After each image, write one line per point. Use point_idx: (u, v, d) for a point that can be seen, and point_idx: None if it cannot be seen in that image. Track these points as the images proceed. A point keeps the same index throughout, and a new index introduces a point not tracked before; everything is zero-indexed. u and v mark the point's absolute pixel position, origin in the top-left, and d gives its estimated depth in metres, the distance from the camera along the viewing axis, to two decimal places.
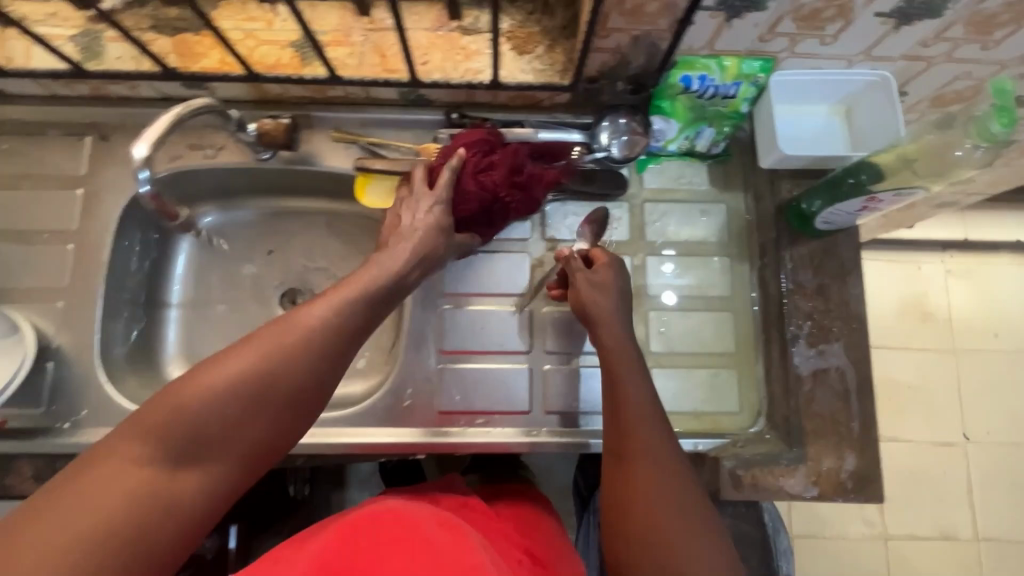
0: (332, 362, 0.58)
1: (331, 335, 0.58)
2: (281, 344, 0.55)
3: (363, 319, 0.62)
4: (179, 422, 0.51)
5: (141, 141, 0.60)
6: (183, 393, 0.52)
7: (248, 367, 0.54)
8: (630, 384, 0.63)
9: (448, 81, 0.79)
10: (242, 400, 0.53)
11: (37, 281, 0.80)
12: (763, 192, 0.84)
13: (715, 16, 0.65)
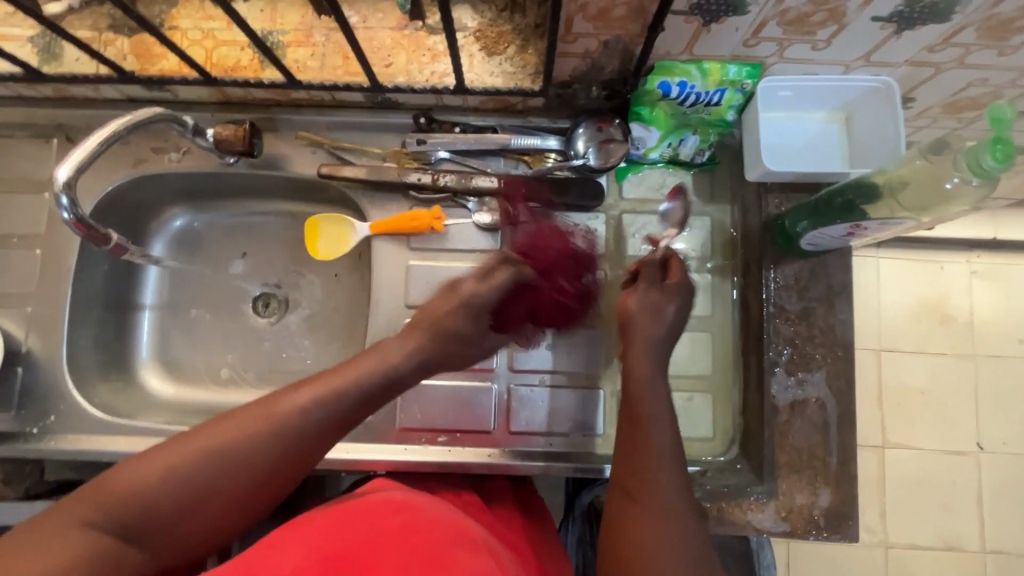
0: (297, 462, 0.57)
1: (303, 436, 0.56)
2: (252, 438, 0.54)
3: (353, 410, 0.59)
4: (135, 503, 0.51)
5: (63, 165, 0.58)
6: (151, 467, 0.52)
7: (219, 454, 0.53)
8: (657, 415, 0.60)
9: (412, 85, 0.74)
10: (201, 490, 0.53)
11: (7, 286, 0.80)
12: (750, 206, 0.78)
13: (691, 20, 0.59)
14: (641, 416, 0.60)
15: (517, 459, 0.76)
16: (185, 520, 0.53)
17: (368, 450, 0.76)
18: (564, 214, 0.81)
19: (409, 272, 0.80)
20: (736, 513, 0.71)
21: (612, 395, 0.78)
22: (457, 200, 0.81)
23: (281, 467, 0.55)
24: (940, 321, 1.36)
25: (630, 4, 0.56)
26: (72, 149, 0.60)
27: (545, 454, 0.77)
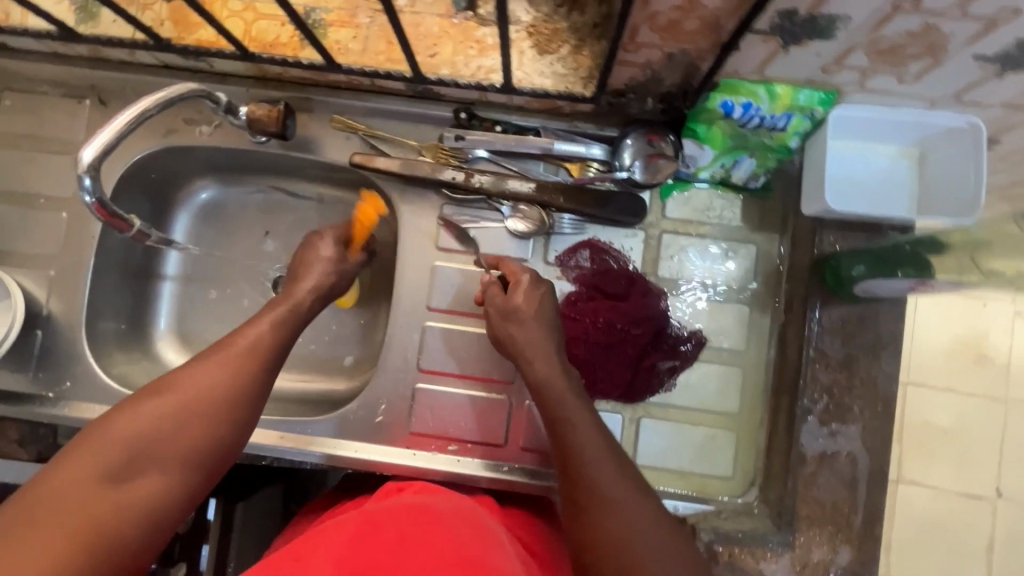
0: (269, 371, 0.59)
1: (264, 346, 0.60)
2: (223, 355, 0.58)
3: (294, 333, 0.65)
4: (127, 434, 0.51)
5: (89, 147, 0.55)
6: (137, 410, 0.52)
7: (190, 385, 0.55)
8: (575, 418, 0.56)
9: (456, 80, 0.70)
10: (184, 417, 0.53)
11: (32, 247, 0.79)
12: (801, 240, 0.73)
13: (768, 41, 0.53)
14: (557, 420, 0.57)
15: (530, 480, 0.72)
16: (180, 440, 0.53)
17: (374, 451, 0.74)
18: (602, 228, 0.77)
19: (433, 273, 0.77)
20: (748, 560, 0.68)
21: (632, 422, 0.74)
22: (491, 203, 0.77)
23: (255, 386, 0.58)
24: (975, 360, 1.24)
25: (704, 19, 0.51)
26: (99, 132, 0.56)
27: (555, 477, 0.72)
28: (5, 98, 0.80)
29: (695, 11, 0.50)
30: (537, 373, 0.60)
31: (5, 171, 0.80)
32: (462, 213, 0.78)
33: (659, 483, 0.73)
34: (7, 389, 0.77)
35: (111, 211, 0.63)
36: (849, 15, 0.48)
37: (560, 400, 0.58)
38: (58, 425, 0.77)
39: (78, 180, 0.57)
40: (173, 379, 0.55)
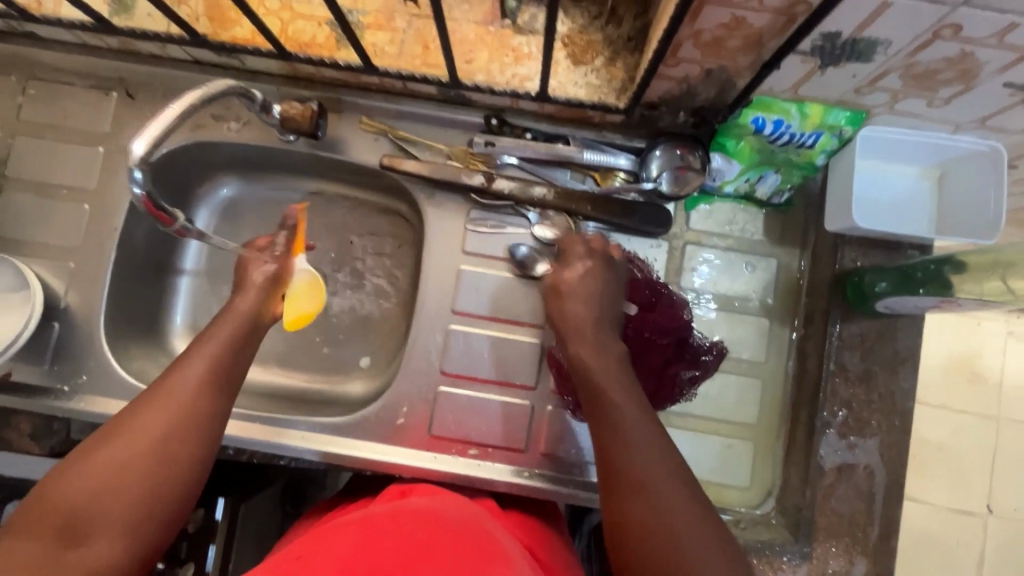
0: (207, 406, 0.57)
1: (199, 383, 0.57)
2: (151, 403, 0.55)
3: (237, 361, 0.62)
4: (64, 504, 0.50)
5: (142, 138, 0.55)
6: (72, 477, 0.51)
7: (127, 442, 0.53)
8: (621, 406, 0.55)
9: (491, 87, 0.71)
10: (126, 476, 0.52)
11: (52, 238, 0.79)
12: (822, 256, 0.74)
13: (807, 61, 0.55)
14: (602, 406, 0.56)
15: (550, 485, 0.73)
16: (120, 499, 0.51)
17: (399, 453, 0.75)
18: (627, 237, 0.78)
19: (459, 277, 0.77)
20: (766, 570, 0.69)
21: None
22: (518, 209, 0.78)
23: (197, 429, 0.56)
24: (970, 379, 1.26)
25: (748, 37, 0.52)
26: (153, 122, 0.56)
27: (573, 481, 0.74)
28: (31, 87, 0.80)
29: (741, 29, 0.51)
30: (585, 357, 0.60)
31: (27, 160, 0.79)
32: (489, 218, 0.78)
33: None
34: (20, 380, 0.76)
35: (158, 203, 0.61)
36: (889, 40, 0.50)
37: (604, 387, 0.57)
38: (73, 419, 0.75)
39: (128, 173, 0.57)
40: (106, 438, 0.53)
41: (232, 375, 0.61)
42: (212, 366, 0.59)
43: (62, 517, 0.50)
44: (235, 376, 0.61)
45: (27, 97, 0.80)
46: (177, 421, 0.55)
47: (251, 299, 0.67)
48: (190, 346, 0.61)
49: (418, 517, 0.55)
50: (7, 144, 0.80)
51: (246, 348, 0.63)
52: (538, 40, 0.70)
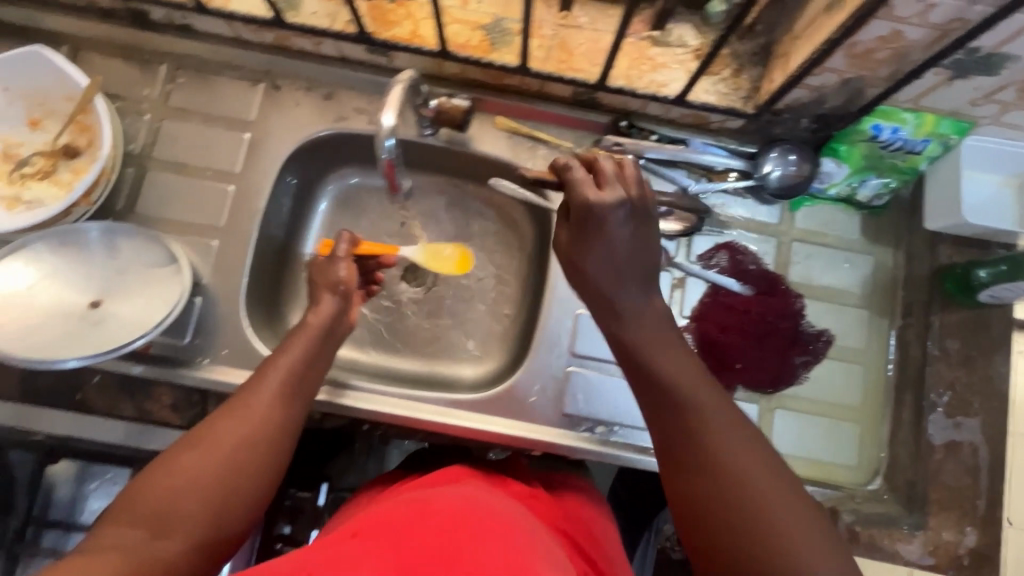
0: (291, 411, 0.60)
1: (286, 386, 0.60)
2: (241, 406, 0.57)
3: (316, 373, 0.65)
4: (154, 497, 0.49)
5: (391, 109, 0.64)
6: (166, 471, 0.51)
7: (213, 446, 0.54)
8: (687, 387, 0.55)
9: (633, 90, 0.78)
10: (207, 481, 0.52)
11: (196, 217, 0.82)
12: (918, 253, 0.82)
13: (940, 73, 0.64)
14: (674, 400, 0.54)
15: None
16: (212, 494, 0.51)
17: (533, 429, 0.78)
18: (742, 233, 0.84)
19: None
20: (886, 541, 0.75)
21: (767, 411, 0.79)
22: None
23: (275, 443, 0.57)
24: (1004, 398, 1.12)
25: (898, 50, 0.62)
26: (388, 96, 0.65)
27: None
28: (180, 76, 0.85)
29: (894, 42, 0.61)
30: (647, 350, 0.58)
31: (172, 143, 0.83)
32: None
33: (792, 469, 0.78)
34: (158, 353, 0.76)
35: (394, 164, 0.69)
36: (1020, 56, 0.59)
37: (671, 375, 0.56)
38: (213, 390, 0.77)
39: (380, 145, 0.65)
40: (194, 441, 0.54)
41: (305, 395, 0.62)
42: (289, 378, 0.61)
43: (151, 509, 0.49)
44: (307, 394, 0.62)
45: (176, 85, 0.85)
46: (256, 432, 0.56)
47: (325, 316, 0.67)
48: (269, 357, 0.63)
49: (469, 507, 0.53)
50: (155, 128, 0.83)
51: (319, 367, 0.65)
52: (673, 51, 0.78)
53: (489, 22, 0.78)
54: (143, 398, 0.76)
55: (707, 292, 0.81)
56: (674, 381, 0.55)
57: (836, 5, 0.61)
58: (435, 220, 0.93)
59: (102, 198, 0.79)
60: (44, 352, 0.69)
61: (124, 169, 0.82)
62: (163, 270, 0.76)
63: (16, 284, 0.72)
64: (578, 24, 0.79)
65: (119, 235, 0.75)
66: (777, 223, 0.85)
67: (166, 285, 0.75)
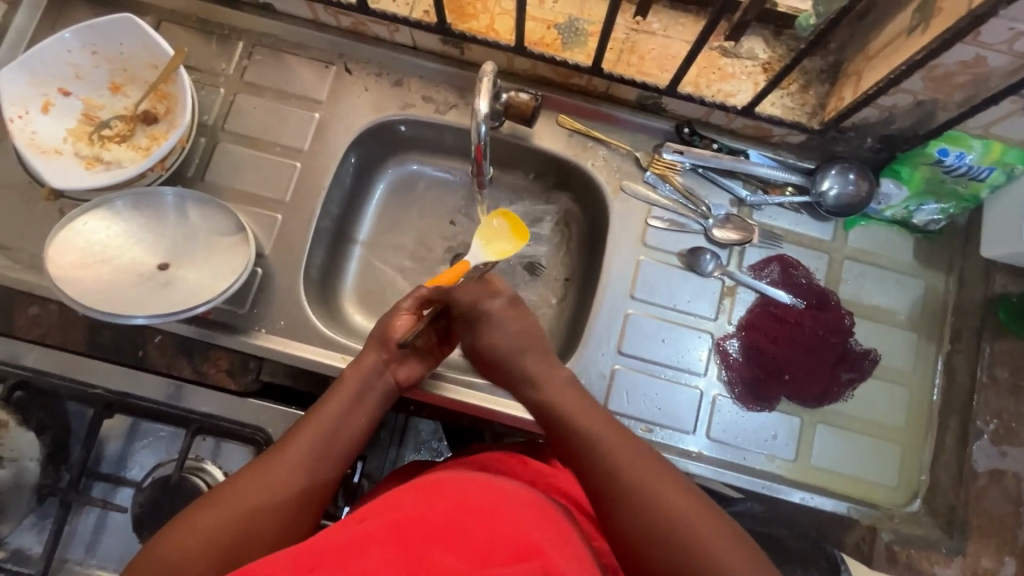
0: (318, 468, 0.62)
1: (316, 444, 0.62)
2: (269, 464, 0.60)
3: (351, 433, 0.66)
4: (175, 547, 0.52)
5: (484, 97, 0.64)
6: (188, 526, 0.54)
7: (238, 501, 0.56)
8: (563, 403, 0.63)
9: (701, 98, 0.79)
10: (225, 529, 0.54)
11: (262, 190, 0.84)
12: (970, 279, 0.83)
13: (1016, 103, 0.65)
14: (574, 447, 0.59)
15: (720, 467, 0.78)
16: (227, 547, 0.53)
17: None
18: (794, 246, 0.84)
19: (638, 267, 0.84)
20: (922, 563, 0.77)
21: (809, 425, 0.80)
22: (698, 212, 0.85)
23: (298, 496, 0.59)
24: None
25: (977, 75, 0.63)
26: (479, 85, 0.65)
27: (739, 466, 0.78)
28: (256, 53, 0.87)
29: (975, 68, 0.62)
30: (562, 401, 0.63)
31: (244, 116, 0.86)
32: (671, 217, 0.85)
33: (833, 485, 0.78)
34: (217, 319, 0.79)
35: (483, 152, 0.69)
36: None
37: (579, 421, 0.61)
38: (267, 358, 0.79)
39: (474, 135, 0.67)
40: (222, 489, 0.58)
41: (337, 449, 0.64)
42: (323, 431, 0.64)
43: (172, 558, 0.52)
44: (338, 452, 0.64)
45: (252, 61, 0.87)
46: (278, 484, 0.59)
47: (363, 374, 0.69)
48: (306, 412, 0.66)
49: (471, 484, 0.53)
50: (229, 101, 0.86)
51: (354, 423, 0.66)
52: (743, 63, 0.80)
53: (564, 22, 0.80)
54: (201, 360, 0.80)
55: (757, 302, 0.82)
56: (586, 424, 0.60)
57: (918, 28, 0.63)
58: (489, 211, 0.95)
59: (175, 164, 0.81)
60: (116, 306, 0.72)
61: (198, 138, 0.85)
62: (229, 239, 0.78)
63: (92, 240, 0.74)
64: (651, 30, 0.81)
65: (189, 202, 0.78)
66: (829, 240, 0.85)
67: (232, 253, 0.77)
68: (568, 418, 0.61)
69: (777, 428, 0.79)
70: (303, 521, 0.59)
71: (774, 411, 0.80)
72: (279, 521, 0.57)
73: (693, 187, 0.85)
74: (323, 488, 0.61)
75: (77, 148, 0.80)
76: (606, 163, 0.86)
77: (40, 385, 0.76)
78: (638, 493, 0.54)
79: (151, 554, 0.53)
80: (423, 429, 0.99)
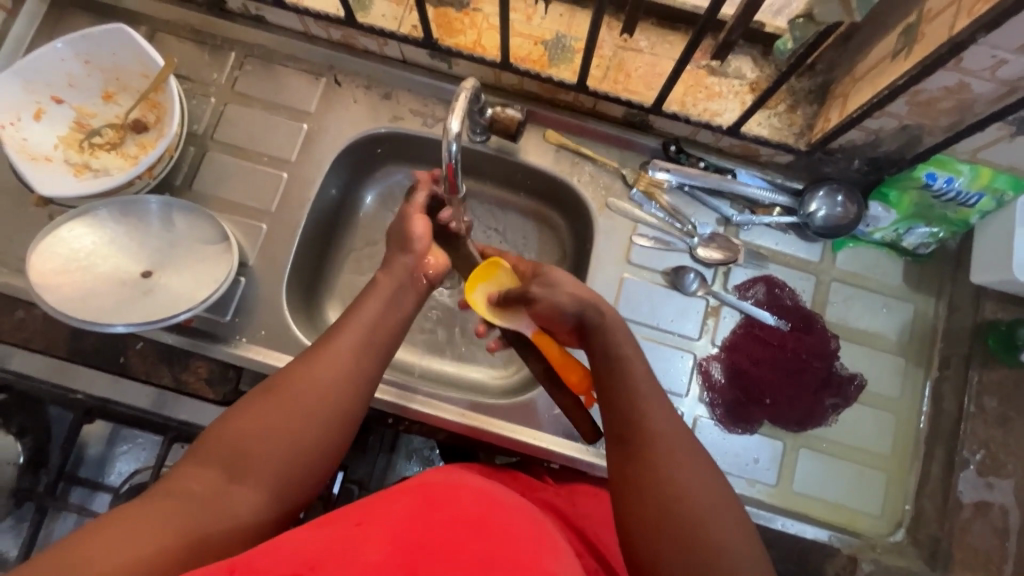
0: (364, 362, 0.60)
1: (361, 337, 0.61)
2: (317, 355, 0.59)
3: (394, 331, 0.65)
4: (232, 443, 0.52)
5: (456, 116, 0.64)
6: (241, 422, 0.54)
7: (290, 393, 0.56)
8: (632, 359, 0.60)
9: (686, 116, 0.79)
10: (283, 420, 0.54)
11: (248, 199, 0.84)
12: (960, 305, 0.81)
13: (1003, 129, 0.63)
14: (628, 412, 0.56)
15: None
16: (285, 444, 0.53)
17: (555, 443, 0.78)
18: (781, 267, 0.83)
19: (621, 284, 0.83)
20: None
21: (792, 449, 0.79)
22: (683, 231, 0.84)
23: (326, 419, 0.56)
24: None
25: (962, 101, 0.62)
26: (454, 104, 0.65)
27: None
28: (247, 64, 0.88)
29: (959, 93, 0.61)
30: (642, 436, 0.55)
31: (233, 126, 0.86)
32: (656, 235, 0.84)
33: (813, 511, 0.77)
34: (198, 328, 0.79)
35: (456, 169, 0.67)
36: None
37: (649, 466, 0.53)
38: (246, 367, 0.79)
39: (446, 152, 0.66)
40: (246, 408, 0.55)
41: (367, 372, 0.60)
42: (348, 345, 0.60)
43: (228, 454, 0.52)
44: (384, 344, 0.63)
45: (243, 72, 0.88)
46: (305, 406, 0.55)
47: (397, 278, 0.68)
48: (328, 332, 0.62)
49: (465, 495, 0.54)
50: (219, 111, 0.87)
51: (382, 343, 0.63)
52: (730, 83, 0.79)
53: (551, 39, 0.80)
54: (180, 368, 0.79)
55: (742, 323, 0.81)
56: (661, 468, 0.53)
57: (903, 52, 0.62)
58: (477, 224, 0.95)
59: (163, 173, 0.82)
60: (95, 316, 0.72)
61: (186, 147, 0.86)
62: (213, 248, 0.78)
63: (77, 247, 0.75)
64: (638, 47, 0.80)
65: (176, 211, 0.79)
66: (817, 262, 0.84)
67: (215, 262, 0.77)
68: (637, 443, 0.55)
69: (758, 452, 0.78)
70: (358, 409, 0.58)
71: (756, 434, 0.79)
72: (332, 416, 0.56)
73: (679, 205, 0.85)
74: (374, 378, 0.61)
75: (67, 155, 0.81)
76: (592, 179, 0.85)
77: (22, 388, 0.78)
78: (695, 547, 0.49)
79: (206, 447, 0.53)
80: (416, 438, 0.95)
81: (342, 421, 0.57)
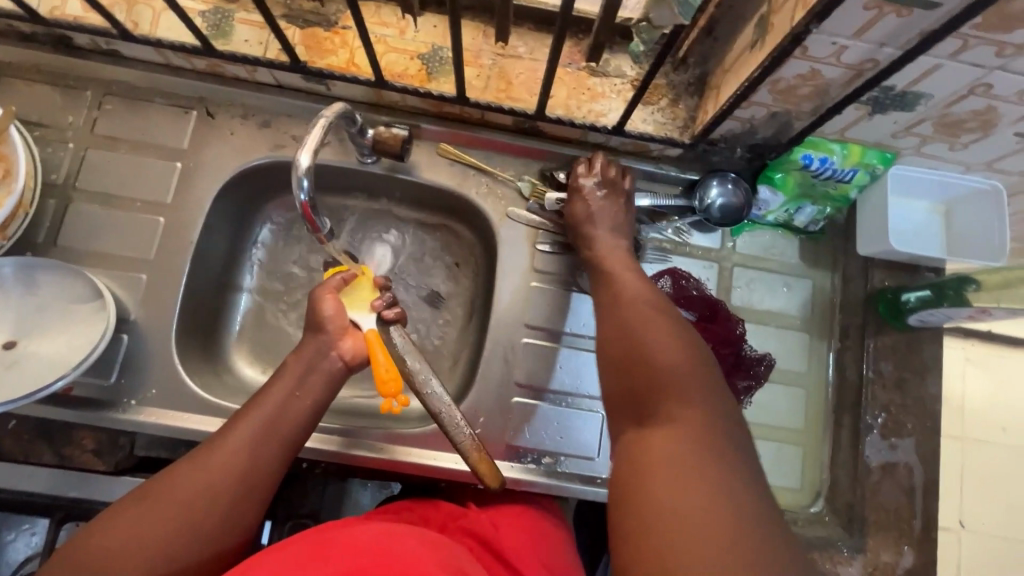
0: (260, 457, 0.57)
1: (262, 428, 0.58)
2: (213, 450, 0.55)
3: (307, 421, 0.61)
4: (95, 552, 0.47)
5: (306, 151, 0.62)
6: (109, 528, 0.49)
7: (170, 496, 0.51)
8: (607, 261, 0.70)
9: (572, 119, 0.79)
10: (161, 528, 0.50)
11: (121, 249, 0.78)
12: (853, 277, 0.84)
13: (861, 109, 0.66)
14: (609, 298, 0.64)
15: None
16: (160, 553, 0.49)
17: None
18: (684, 258, 0.84)
19: (529, 292, 0.82)
20: (826, 564, 0.77)
21: None
22: None
23: (218, 523, 0.53)
24: (985, 421, 1.13)
25: (817, 87, 0.64)
26: (305, 140, 0.63)
27: None
28: (107, 103, 0.81)
29: (813, 80, 0.63)
30: (608, 327, 0.61)
31: (98, 172, 0.80)
32: (558, 241, 0.83)
33: None
34: (81, 395, 0.73)
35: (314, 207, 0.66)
36: (931, 94, 0.61)
37: (617, 330, 0.59)
38: (137, 432, 0.74)
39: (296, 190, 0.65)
40: (121, 510, 0.50)
41: (266, 466, 0.57)
42: (246, 436, 0.57)
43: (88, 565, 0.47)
44: (289, 433, 0.59)
45: (103, 112, 0.81)
46: (188, 514, 0.51)
47: (310, 352, 0.64)
48: (228, 425, 0.58)
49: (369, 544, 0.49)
50: (80, 156, 0.80)
51: (288, 432, 0.59)
52: (611, 82, 0.79)
53: (427, 52, 0.78)
54: (63, 443, 0.75)
55: None
56: (628, 330, 0.58)
57: (758, 42, 0.63)
58: (376, 243, 0.91)
59: (20, 232, 0.75)
60: None
61: (46, 200, 0.79)
62: (85, 308, 0.72)
63: None
64: (517, 53, 0.79)
65: (35, 272, 0.72)
66: (718, 249, 0.85)
67: (89, 324, 0.71)
68: (616, 310, 0.62)
69: None
70: (252, 507, 0.55)
71: None
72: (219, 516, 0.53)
73: None
74: (277, 473, 0.58)
75: None
76: (490, 191, 0.84)
77: None
78: (656, 380, 0.53)
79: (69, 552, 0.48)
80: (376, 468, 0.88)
81: (234, 527, 0.54)
